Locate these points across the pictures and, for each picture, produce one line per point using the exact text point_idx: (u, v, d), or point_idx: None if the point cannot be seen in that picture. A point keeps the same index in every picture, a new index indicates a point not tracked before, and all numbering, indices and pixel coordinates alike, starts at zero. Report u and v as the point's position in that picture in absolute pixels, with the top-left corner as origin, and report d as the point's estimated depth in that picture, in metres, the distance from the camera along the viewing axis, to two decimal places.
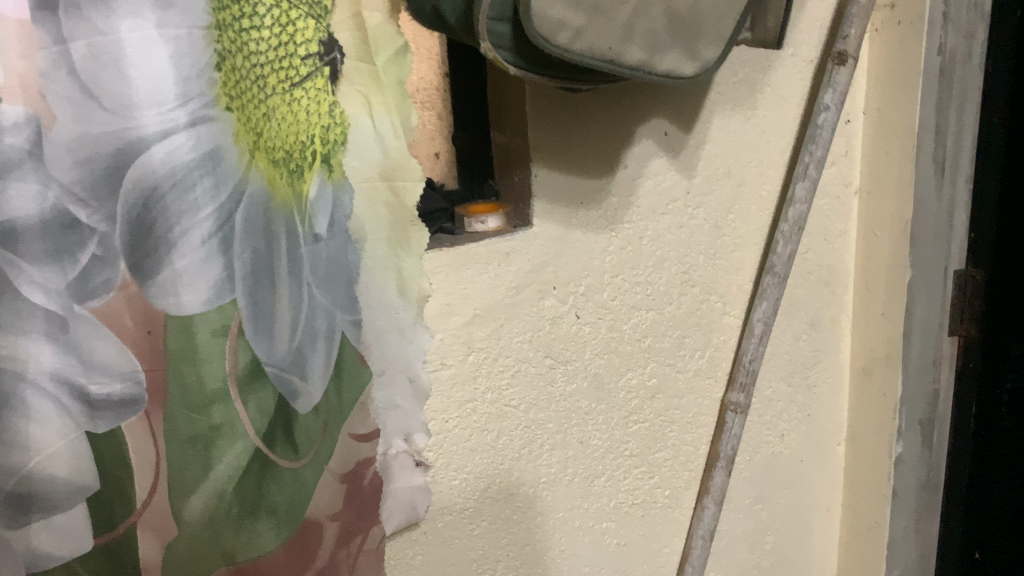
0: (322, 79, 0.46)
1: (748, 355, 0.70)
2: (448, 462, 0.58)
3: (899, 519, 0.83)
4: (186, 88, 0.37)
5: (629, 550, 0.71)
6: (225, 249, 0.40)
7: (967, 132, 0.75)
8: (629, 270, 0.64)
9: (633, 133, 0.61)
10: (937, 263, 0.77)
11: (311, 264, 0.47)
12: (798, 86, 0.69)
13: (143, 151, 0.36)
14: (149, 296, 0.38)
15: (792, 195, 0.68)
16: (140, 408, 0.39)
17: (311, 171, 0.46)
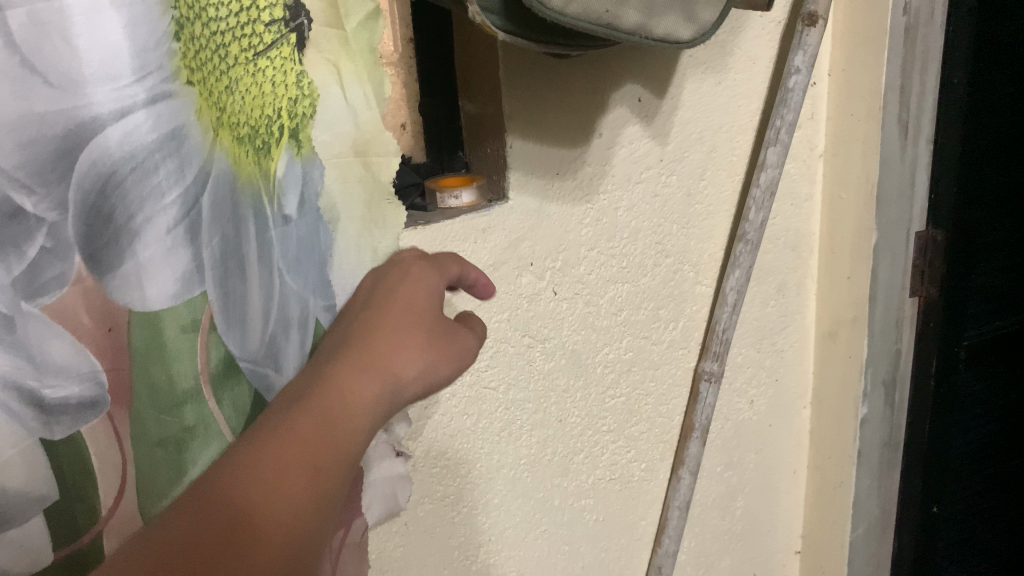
0: (288, 47, 0.41)
1: (721, 325, 0.70)
2: (427, 450, 0.57)
3: (864, 479, 0.85)
4: (143, 61, 0.34)
5: (607, 524, 0.70)
6: (191, 237, 0.37)
7: (929, 93, 0.73)
8: (605, 243, 0.62)
9: (608, 99, 0.59)
10: (901, 223, 0.77)
11: (281, 248, 0.43)
12: (767, 48, 0.67)
13: (97, 132, 0.33)
14: (109, 288, 0.36)
15: (763, 161, 0.67)
16: (103, 411, 0.37)
17: (279, 148, 0.42)
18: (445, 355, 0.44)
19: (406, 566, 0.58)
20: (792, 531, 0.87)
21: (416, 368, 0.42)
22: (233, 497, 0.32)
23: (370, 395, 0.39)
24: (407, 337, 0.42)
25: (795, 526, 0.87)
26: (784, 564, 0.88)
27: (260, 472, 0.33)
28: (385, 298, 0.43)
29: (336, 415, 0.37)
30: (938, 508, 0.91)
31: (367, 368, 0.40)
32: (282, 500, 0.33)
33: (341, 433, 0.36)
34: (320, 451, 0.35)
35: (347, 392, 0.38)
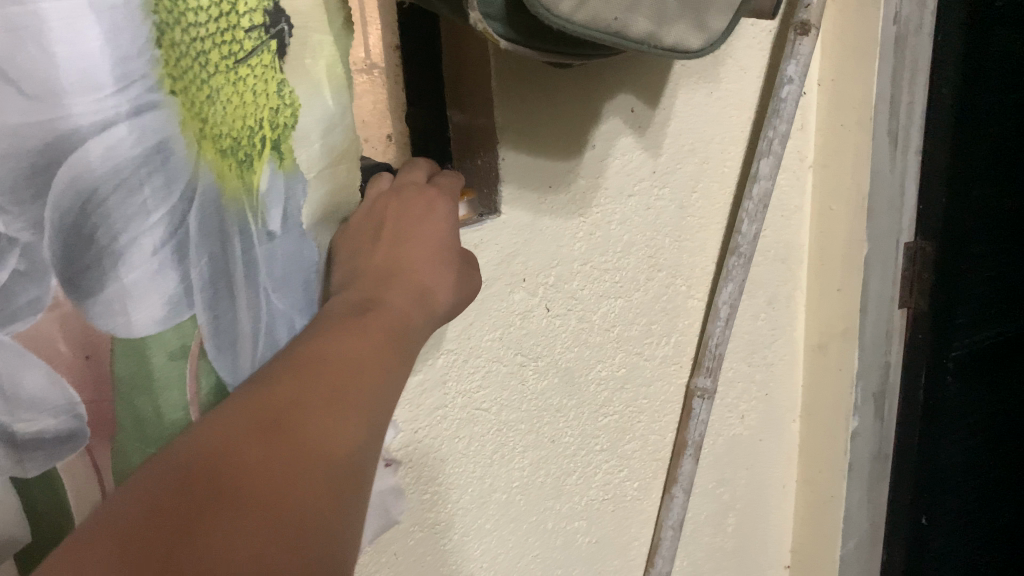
0: (269, 54, 0.38)
1: (714, 340, 0.68)
2: (418, 476, 0.55)
3: (854, 493, 0.84)
4: (126, 69, 0.32)
5: (601, 545, 0.69)
6: (179, 257, 0.36)
7: (918, 103, 0.73)
8: (598, 257, 0.61)
9: (600, 110, 0.57)
10: (890, 235, 0.76)
11: (266, 266, 0.41)
12: (758, 58, 0.66)
13: (76, 146, 0.32)
14: (89, 315, 0.34)
15: (756, 172, 0.66)
16: (80, 445, 0.36)
17: (260, 161, 0.39)
18: (470, 283, 0.44)
19: None
20: (781, 546, 0.86)
21: (450, 295, 0.42)
22: (245, 434, 0.29)
23: (414, 321, 0.39)
24: (439, 267, 0.42)
25: (785, 541, 0.86)
26: None
27: (281, 400, 0.31)
28: (414, 227, 0.43)
29: (388, 336, 0.36)
30: (926, 519, 0.91)
31: (407, 297, 0.39)
32: (306, 426, 0.30)
33: (381, 353, 0.35)
34: (343, 382, 0.32)
35: (394, 321, 0.37)
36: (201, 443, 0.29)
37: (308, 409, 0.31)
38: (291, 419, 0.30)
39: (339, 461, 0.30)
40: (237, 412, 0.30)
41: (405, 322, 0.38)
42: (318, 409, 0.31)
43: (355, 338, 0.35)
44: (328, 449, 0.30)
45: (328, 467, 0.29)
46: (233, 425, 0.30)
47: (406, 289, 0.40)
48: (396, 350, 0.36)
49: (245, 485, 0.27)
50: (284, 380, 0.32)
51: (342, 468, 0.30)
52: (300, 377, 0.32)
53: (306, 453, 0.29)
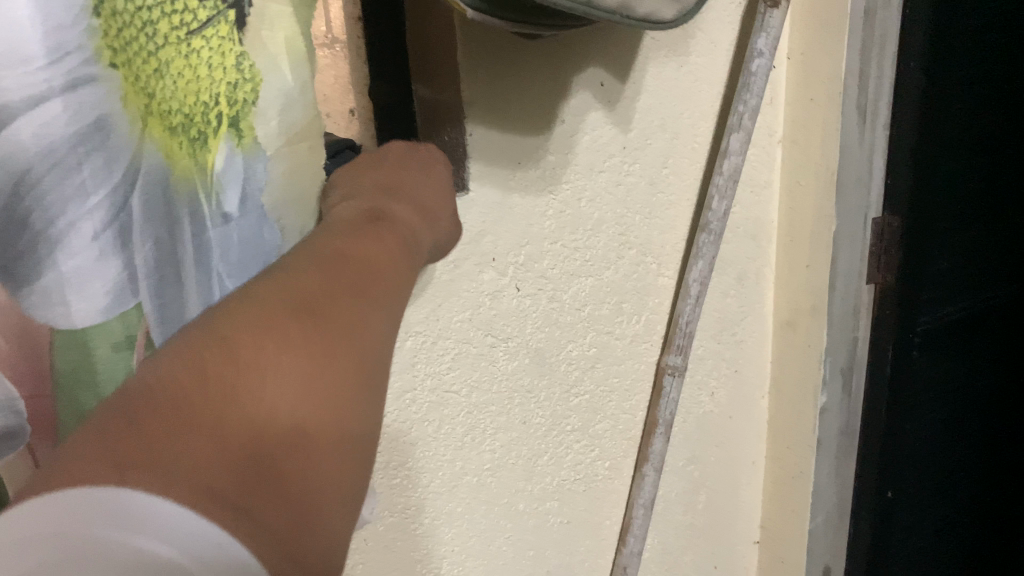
0: (226, 24, 0.36)
1: (685, 318, 0.67)
2: (388, 461, 0.54)
3: (823, 467, 0.84)
4: (60, 39, 0.30)
5: (574, 526, 0.68)
6: (124, 241, 0.34)
7: (886, 76, 0.73)
8: (568, 236, 0.59)
9: (570, 84, 0.55)
10: (858, 214, 0.76)
11: (222, 250, 0.39)
12: (728, 30, 0.65)
13: (5, 123, 0.29)
14: (22, 305, 0.32)
15: (726, 147, 0.65)
16: (22, 441, 0.35)
17: (216, 138, 0.37)
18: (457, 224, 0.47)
19: None
20: (751, 521, 0.86)
21: (446, 221, 0.45)
22: (279, 322, 0.27)
23: (423, 232, 0.42)
24: (438, 196, 0.45)
25: (755, 516, 0.86)
26: (744, 555, 0.87)
27: (313, 294, 0.29)
28: (413, 168, 0.46)
29: (403, 243, 0.37)
30: (893, 492, 0.92)
31: (417, 211, 0.42)
32: (338, 329, 0.28)
33: (397, 265, 0.35)
34: (369, 292, 0.31)
35: (408, 225, 0.40)
36: (233, 319, 0.27)
37: (341, 314, 0.29)
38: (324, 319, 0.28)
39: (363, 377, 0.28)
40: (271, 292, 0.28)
41: (416, 231, 0.41)
42: (348, 317, 0.29)
43: (375, 247, 0.34)
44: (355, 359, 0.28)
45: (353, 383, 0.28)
46: (267, 307, 0.27)
47: (419, 205, 0.43)
48: (408, 270, 0.36)
49: (275, 387, 0.25)
50: (316, 274, 0.30)
51: (366, 384, 0.28)
52: (332, 275, 0.30)
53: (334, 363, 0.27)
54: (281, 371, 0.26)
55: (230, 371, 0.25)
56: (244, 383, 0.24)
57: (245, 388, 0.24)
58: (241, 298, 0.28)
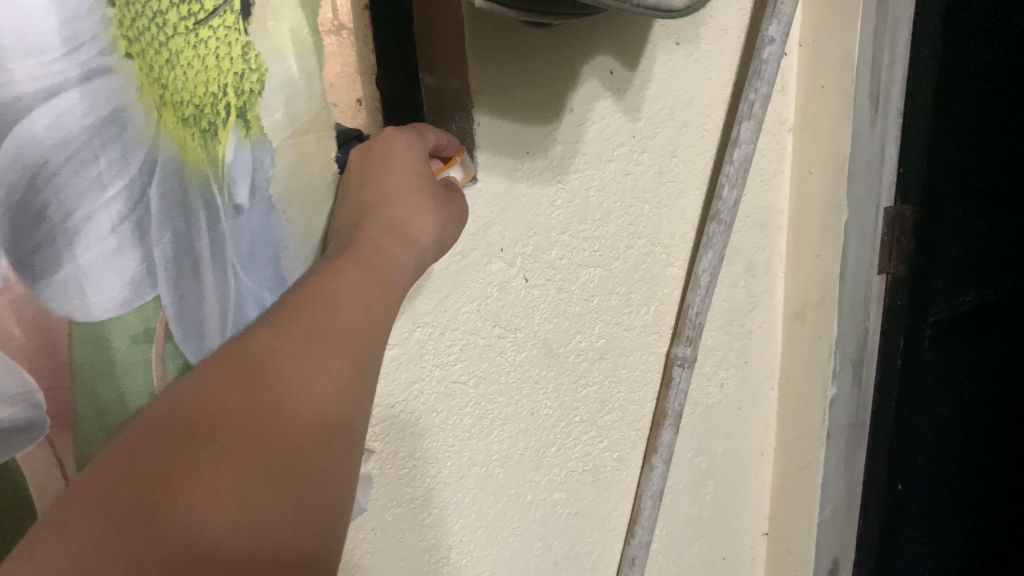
0: (231, 16, 0.37)
1: (694, 309, 0.67)
2: (395, 451, 0.54)
3: (831, 458, 0.84)
4: (74, 29, 0.30)
5: (581, 516, 0.68)
6: (140, 233, 0.34)
7: (899, 63, 0.72)
8: (576, 226, 0.59)
9: (578, 72, 0.55)
10: (868, 201, 0.75)
11: (233, 241, 0.39)
12: (738, 18, 0.64)
13: (22, 114, 0.29)
14: (42, 298, 0.32)
15: (736, 136, 0.64)
16: (40, 433, 0.34)
17: (225, 129, 0.38)
18: (453, 218, 0.44)
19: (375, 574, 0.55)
20: (758, 512, 0.86)
21: (431, 229, 0.43)
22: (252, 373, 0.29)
23: (397, 255, 0.40)
24: (417, 202, 0.43)
25: (761, 507, 0.86)
26: (750, 546, 0.87)
27: (316, 330, 0.32)
28: (389, 169, 0.44)
29: (370, 275, 0.37)
30: (902, 485, 0.91)
31: (390, 232, 0.41)
32: (337, 363, 0.32)
33: (368, 300, 0.35)
34: (361, 327, 0.34)
35: (376, 253, 0.39)
36: (245, 355, 0.30)
37: (338, 349, 0.32)
38: (324, 355, 0.31)
39: (359, 405, 0.32)
40: (277, 326, 0.32)
41: (386, 256, 0.39)
42: (347, 351, 0.32)
43: (341, 288, 0.35)
44: (352, 391, 0.32)
45: (350, 412, 0.31)
46: (275, 342, 0.31)
47: (390, 224, 0.41)
48: (384, 301, 0.36)
49: (289, 420, 0.29)
50: (314, 308, 0.33)
51: (361, 411, 0.32)
52: (329, 310, 0.33)
53: (334, 398, 0.31)
54: (292, 406, 0.29)
55: (249, 407, 0.28)
56: (261, 418, 0.28)
57: (262, 423, 0.28)
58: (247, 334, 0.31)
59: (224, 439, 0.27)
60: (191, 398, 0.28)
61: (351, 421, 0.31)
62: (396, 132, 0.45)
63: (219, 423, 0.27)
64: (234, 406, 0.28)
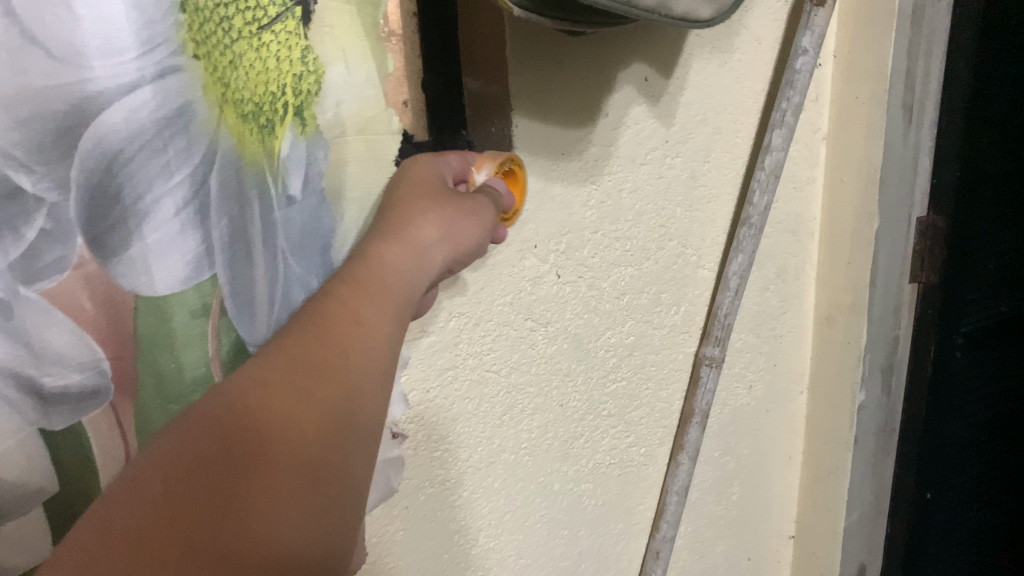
0: (292, 21, 0.41)
1: (723, 310, 0.69)
2: (429, 435, 0.56)
3: (858, 464, 0.85)
4: (150, 33, 0.35)
5: (606, 508, 0.70)
6: (201, 218, 0.38)
7: (934, 75, 0.73)
8: (608, 225, 0.61)
9: (614, 79, 0.57)
10: (901, 210, 0.76)
11: (284, 229, 0.43)
12: (773, 28, 0.66)
13: (102, 108, 0.34)
14: (113, 274, 0.36)
15: (769, 143, 0.66)
16: (105, 399, 0.38)
17: (282, 126, 0.42)
18: (463, 218, 0.43)
19: (406, 552, 0.58)
20: (784, 516, 0.87)
21: (434, 233, 0.42)
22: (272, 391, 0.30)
23: (394, 262, 0.39)
24: (418, 211, 0.42)
25: (788, 510, 0.87)
26: (776, 548, 0.88)
27: (308, 358, 0.31)
28: (398, 189, 0.44)
29: (374, 291, 0.37)
30: (931, 492, 0.92)
31: (388, 243, 0.40)
32: (329, 393, 0.31)
33: (358, 313, 0.35)
34: (357, 348, 0.33)
35: (369, 266, 0.38)
36: (236, 392, 0.29)
37: (331, 377, 0.31)
38: (316, 386, 0.31)
39: (354, 431, 0.31)
40: (268, 360, 0.31)
41: (380, 265, 0.38)
42: (341, 378, 0.32)
43: (330, 310, 0.34)
44: (345, 419, 0.31)
45: (345, 438, 0.31)
46: (266, 378, 0.30)
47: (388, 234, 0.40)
48: (380, 315, 0.35)
49: (281, 455, 0.28)
50: (307, 336, 0.32)
51: (358, 435, 0.32)
52: (322, 335, 0.33)
53: (328, 427, 0.30)
54: (283, 442, 0.29)
55: (240, 447, 0.28)
56: (254, 457, 0.27)
57: (254, 461, 0.27)
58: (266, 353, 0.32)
59: (219, 480, 0.26)
60: (182, 442, 0.27)
61: (346, 448, 0.31)
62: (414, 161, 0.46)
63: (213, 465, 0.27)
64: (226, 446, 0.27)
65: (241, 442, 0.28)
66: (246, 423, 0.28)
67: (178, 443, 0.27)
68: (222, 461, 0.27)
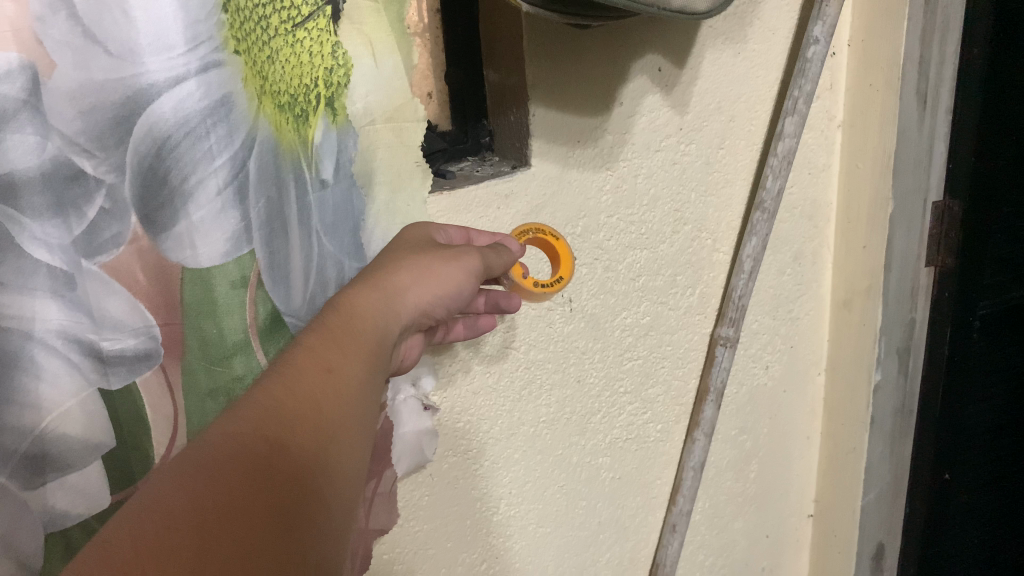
0: (323, 19, 0.46)
1: (737, 292, 0.71)
2: (452, 406, 0.60)
3: (875, 445, 0.87)
4: (195, 32, 0.39)
5: (623, 482, 0.74)
6: (240, 197, 0.42)
7: (948, 63, 0.74)
8: (624, 210, 0.64)
9: (629, 69, 0.60)
10: (916, 194, 0.78)
11: (318, 211, 0.47)
12: (786, 19, 0.68)
13: (153, 100, 0.38)
14: (163, 249, 0.40)
15: (781, 130, 0.68)
16: (156, 362, 0.42)
17: (315, 116, 0.46)
18: (443, 263, 0.47)
19: (431, 516, 0.62)
20: (804, 496, 0.89)
21: (410, 279, 0.46)
22: (265, 425, 0.33)
23: (367, 308, 0.43)
24: (401, 260, 0.47)
25: (808, 491, 0.89)
26: (796, 527, 0.90)
27: (281, 409, 0.34)
28: (391, 248, 0.48)
29: (338, 341, 0.39)
30: (949, 474, 0.95)
31: (369, 293, 0.44)
32: (303, 442, 0.34)
33: (328, 361, 0.38)
34: (329, 395, 0.36)
35: (347, 310, 0.42)
36: (215, 447, 0.31)
37: (304, 423, 0.34)
38: (290, 435, 0.33)
39: (331, 469, 0.34)
40: (243, 412, 0.33)
41: (355, 312, 0.42)
42: (314, 423, 0.35)
43: (301, 361, 0.37)
44: (319, 461, 0.34)
45: (320, 481, 0.33)
46: (242, 430, 0.32)
47: (367, 282, 0.45)
48: (351, 363, 0.39)
49: (263, 499, 0.30)
50: (278, 387, 0.35)
51: (334, 477, 0.34)
52: (292, 385, 0.35)
53: (303, 469, 0.33)
54: (265, 488, 0.31)
55: (223, 497, 0.30)
56: (238, 507, 0.30)
57: (240, 511, 0.29)
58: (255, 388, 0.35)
59: (207, 532, 0.28)
60: (168, 495, 0.29)
61: (321, 490, 0.33)
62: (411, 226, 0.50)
63: (201, 519, 0.28)
64: (209, 497, 0.29)
65: (224, 494, 0.30)
66: (230, 473, 0.30)
67: (163, 497, 0.29)
68: (208, 512, 0.29)
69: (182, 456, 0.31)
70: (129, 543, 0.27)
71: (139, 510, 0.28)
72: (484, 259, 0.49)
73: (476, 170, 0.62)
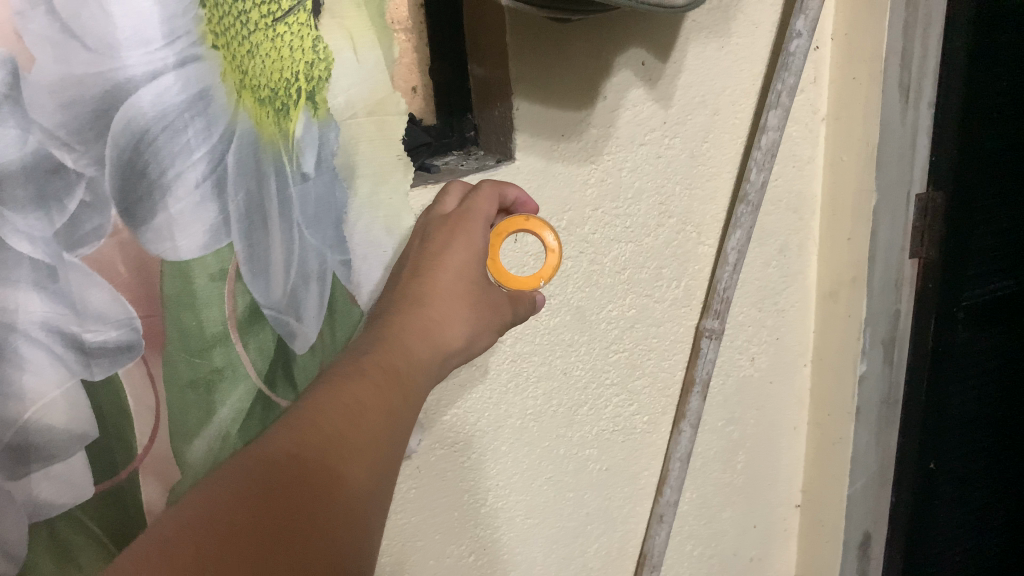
0: (304, 14, 0.47)
1: (722, 284, 0.71)
2: (438, 399, 0.61)
3: (862, 434, 0.88)
4: (172, 26, 0.39)
5: (610, 473, 0.74)
6: (218, 191, 0.42)
7: (931, 56, 0.75)
8: (609, 203, 0.65)
9: (612, 64, 0.60)
10: (900, 186, 0.78)
11: (300, 204, 0.48)
12: (770, 12, 0.68)
13: (131, 93, 0.39)
14: (142, 241, 0.41)
15: (764, 123, 0.69)
16: (138, 353, 0.43)
17: (296, 110, 0.48)
18: (487, 328, 0.52)
19: (419, 507, 0.63)
20: (792, 486, 0.90)
21: (460, 333, 0.51)
22: (325, 451, 0.37)
23: (421, 359, 0.48)
24: (450, 301, 0.51)
25: (795, 481, 0.90)
26: (783, 517, 0.91)
27: (340, 433, 0.39)
28: (438, 266, 0.51)
29: (391, 383, 0.44)
30: (934, 463, 0.96)
31: (421, 339, 0.48)
32: (356, 460, 0.38)
33: (387, 404, 0.43)
34: (383, 432, 0.41)
35: (402, 356, 0.46)
36: (271, 461, 0.36)
37: (358, 452, 0.39)
38: (344, 460, 0.38)
39: (378, 492, 0.39)
40: (301, 435, 0.38)
41: (409, 360, 0.47)
42: (368, 454, 0.39)
43: (362, 395, 0.42)
44: (371, 486, 0.38)
45: (369, 503, 0.38)
46: (293, 444, 0.37)
47: (422, 325, 0.49)
48: (401, 403, 0.44)
49: (316, 509, 0.35)
50: (337, 413, 0.40)
51: (380, 496, 0.39)
52: (351, 416, 0.40)
53: (355, 491, 0.37)
54: (318, 500, 0.35)
55: (275, 504, 0.34)
56: (288, 512, 0.34)
57: (293, 515, 0.34)
58: (312, 408, 0.40)
59: (262, 536, 0.33)
60: (224, 505, 0.33)
61: (369, 507, 0.38)
62: (462, 229, 0.52)
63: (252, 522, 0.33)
64: (266, 506, 0.34)
65: (281, 501, 0.34)
66: (282, 486, 0.35)
67: (223, 502, 0.34)
68: (266, 521, 0.33)
69: (240, 466, 0.35)
70: (188, 544, 0.32)
71: (203, 516, 0.33)
72: (517, 308, 0.55)
73: (461, 164, 0.63)
